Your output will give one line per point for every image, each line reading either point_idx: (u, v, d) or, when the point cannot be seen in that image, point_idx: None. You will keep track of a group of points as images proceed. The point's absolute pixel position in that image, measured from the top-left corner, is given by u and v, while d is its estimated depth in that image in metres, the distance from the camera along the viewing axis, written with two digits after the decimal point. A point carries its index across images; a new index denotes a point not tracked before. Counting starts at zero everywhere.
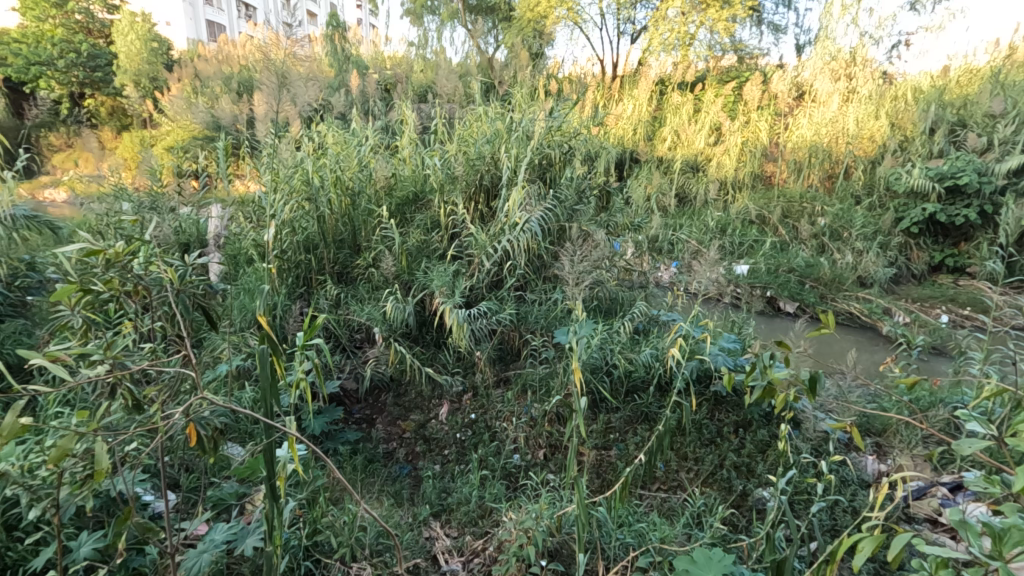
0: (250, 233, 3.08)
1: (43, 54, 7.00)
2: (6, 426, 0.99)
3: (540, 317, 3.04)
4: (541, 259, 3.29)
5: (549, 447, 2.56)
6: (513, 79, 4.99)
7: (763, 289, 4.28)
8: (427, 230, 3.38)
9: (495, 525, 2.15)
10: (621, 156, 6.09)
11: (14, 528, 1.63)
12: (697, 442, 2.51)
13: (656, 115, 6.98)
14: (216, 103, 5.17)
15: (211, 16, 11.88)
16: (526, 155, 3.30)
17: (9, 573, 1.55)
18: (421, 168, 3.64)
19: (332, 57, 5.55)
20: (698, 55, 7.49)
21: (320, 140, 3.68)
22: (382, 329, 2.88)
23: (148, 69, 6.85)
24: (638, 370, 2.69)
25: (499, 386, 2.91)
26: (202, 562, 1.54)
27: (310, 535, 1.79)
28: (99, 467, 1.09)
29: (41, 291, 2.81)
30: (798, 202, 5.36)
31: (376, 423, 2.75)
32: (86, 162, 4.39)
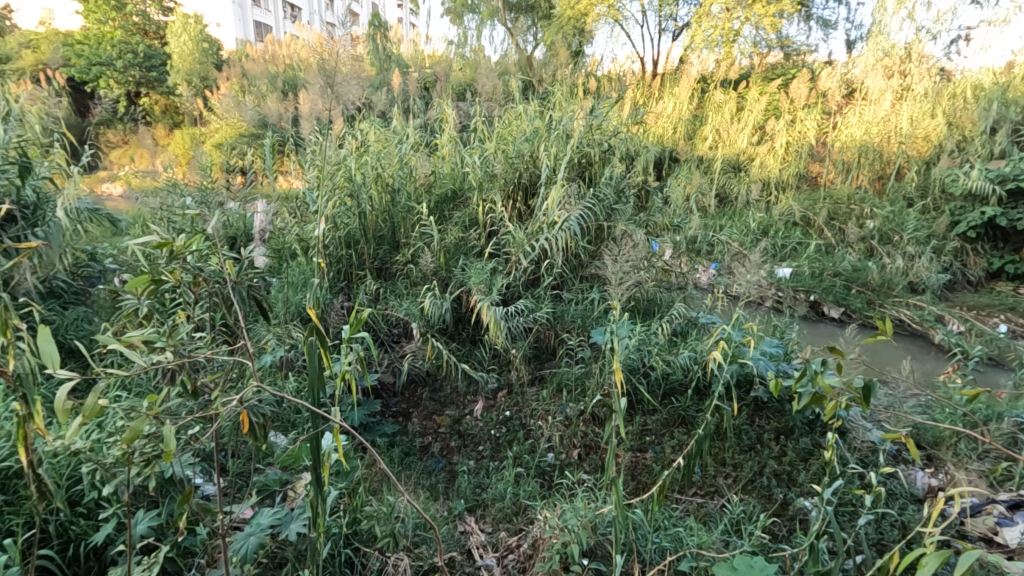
0: (295, 228, 3.18)
1: (104, 55, 7.33)
2: (89, 407, 1.04)
3: (576, 316, 3.03)
4: (578, 259, 3.29)
5: (584, 447, 2.55)
6: (552, 78, 4.98)
7: (806, 293, 4.16)
8: (465, 228, 3.41)
9: (530, 523, 2.16)
10: (661, 155, 6.00)
11: (78, 503, 1.73)
12: (736, 448, 2.46)
13: (696, 114, 6.84)
14: (264, 101, 5.33)
15: (259, 17, 12.31)
16: (566, 153, 3.29)
17: (72, 546, 1.65)
18: (459, 166, 3.68)
19: (375, 56, 5.64)
20: (742, 52, 7.30)
21: (362, 137, 3.75)
22: (419, 325, 2.91)
23: (200, 69, 7.11)
24: (676, 373, 2.66)
25: (534, 384, 2.92)
26: (248, 546, 1.60)
27: (350, 524, 1.83)
28: (167, 449, 1.14)
29: (102, 281, 2.96)
30: (846, 203, 5.18)
31: (412, 417, 2.80)
32: (142, 158, 4.60)
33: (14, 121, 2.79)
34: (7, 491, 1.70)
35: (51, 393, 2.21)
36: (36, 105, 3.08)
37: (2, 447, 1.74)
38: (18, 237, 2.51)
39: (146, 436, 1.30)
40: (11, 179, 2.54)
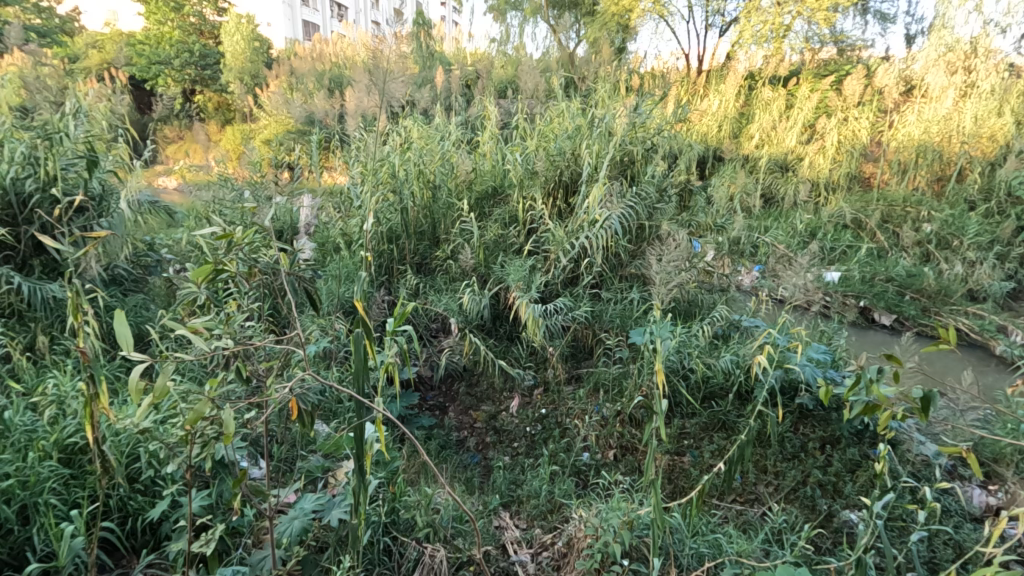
0: (339, 223, 3.26)
1: (162, 54, 7.66)
2: (159, 388, 1.11)
3: (615, 316, 3.01)
4: (618, 258, 3.26)
5: (620, 447, 2.53)
6: (595, 75, 4.94)
7: (855, 299, 4.01)
8: (505, 225, 3.42)
9: (564, 521, 2.16)
10: (704, 154, 5.86)
11: (136, 480, 1.84)
12: (778, 456, 2.39)
13: (742, 112, 6.67)
14: (311, 99, 5.46)
15: (307, 16, 12.69)
16: (608, 151, 3.26)
17: (130, 520, 1.75)
18: (500, 163, 3.68)
19: (419, 54, 5.71)
20: (793, 47, 7.06)
21: (405, 134, 3.81)
22: (458, 320, 2.94)
23: (251, 67, 7.34)
24: (717, 376, 2.60)
25: (571, 383, 2.91)
26: (292, 530, 1.67)
27: (389, 513, 1.87)
28: (227, 431, 1.20)
29: (158, 270, 3.10)
30: (901, 206, 4.97)
31: (449, 411, 2.83)
32: (196, 154, 4.78)
33: (82, 117, 2.97)
34: (72, 466, 1.81)
35: (112, 374, 2.33)
36: (103, 102, 3.25)
37: (70, 424, 1.85)
38: (84, 227, 2.66)
39: (206, 419, 1.36)
40: (79, 171, 2.72)
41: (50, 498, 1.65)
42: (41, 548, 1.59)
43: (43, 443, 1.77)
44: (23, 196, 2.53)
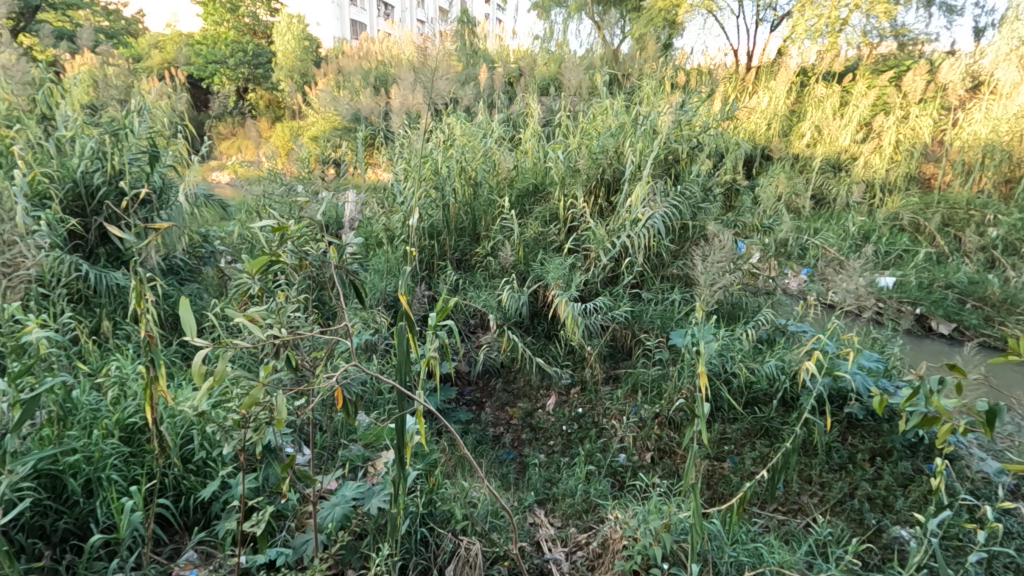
0: (382, 218, 3.32)
1: (218, 54, 7.96)
2: (219, 373, 1.16)
3: (655, 316, 2.97)
4: (660, 258, 3.21)
5: (657, 450, 2.50)
6: (640, 73, 4.87)
7: (911, 305, 3.81)
8: (545, 222, 3.42)
9: (600, 522, 2.15)
10: (752, 153, 5.69)
11: (189, 460, 1.93)
12: (824, 465, 2.32)
13: (794, 110, 6.44)
14: (358, 97, 5.58)
15: (354, 15, 13.03)
16: (652, 149, 3.19)
17: (183, 498, 1.84)
18: (542, 160, 3.67)
19: (463, 52, 5.82)
20: (850, 41, 6.72)
21: (448, 131, 3.83)
22: (496, 317, 2.95)
23: (301, 66, 7.54)
24: (760, 382, 2.53)
25: (608, 383, 2.88)
26: (333, 516, 1.72)
27: (426, 505, 1.90)
28: (279, 417, 1.25)
29: (212, 260, 3.24)
30: (964, 209, 4.71)
31: (485, 406, 2.86)
32: (248, 150, 4.97)
33: (146, 115, 3.13)
34: (132, 444, 1.92)
35: (169, 359, 2.45)
36: (164, 100, 3.41)
37: (130, 405, 1.96)
38: (145, 218, 2.80)
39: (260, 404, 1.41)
40: (142, 166, 2.87)
41: (113, 474, 1.75)
42: (104, 521, 1.70)
43: (106, 422, 1.88)
44: (92, 188, 2.69)
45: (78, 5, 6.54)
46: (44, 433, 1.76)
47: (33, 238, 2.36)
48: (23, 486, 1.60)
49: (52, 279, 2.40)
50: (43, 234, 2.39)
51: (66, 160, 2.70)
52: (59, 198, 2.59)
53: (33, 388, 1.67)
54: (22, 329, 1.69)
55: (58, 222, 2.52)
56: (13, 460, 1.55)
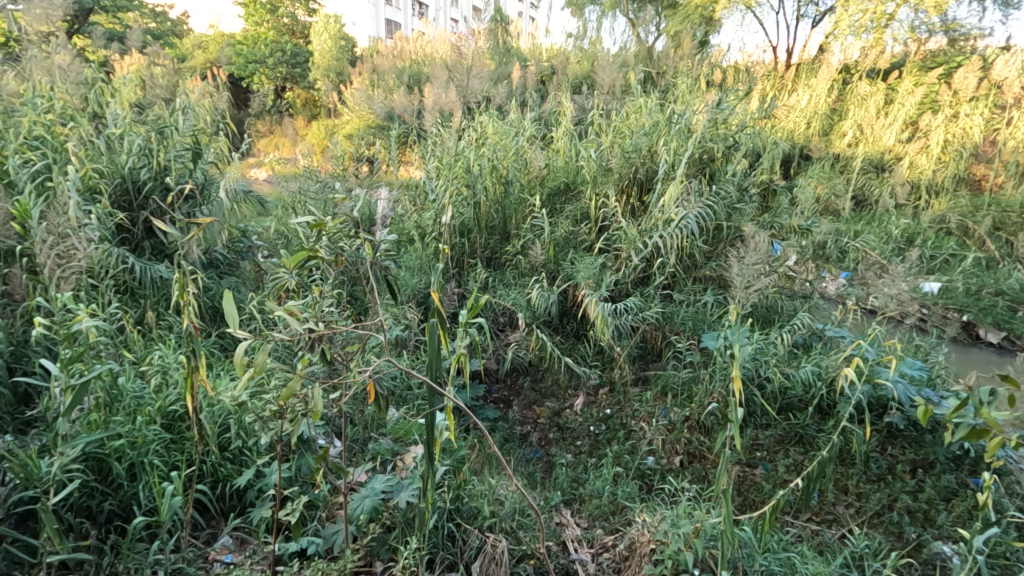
0: (414, 215, 3.35)
1: (258, 53, 8.16)
2: (260, 364, 1.19)
3: (687, 318, 2.92)
4: (693, 259, 3.16)
5: (687, 454, 2.47)
6: (675, 71, 4.80)
7: (958, 312, 3.67)
8: (576, 222, 3.40)
9: (627, 525, 2.13)
10: (791, 153, 5.53)
11: (226, 448, 2.00)
12: (862, 476, 2.25)
13: (834, 109, 6.24)
14: (392, 96, 5.65)
15: (389, 16, 13.25)
16: (687, 149, 3.13)
17: (219, 485, 1.90)
18: (574, 159, 3.64)
19: (495, 51, 5.89)
20: (896, 38, 6.36)
21: (480, 129, 3.84)
22: (525, 315, 2.95)
23: (337, 65, 7.67)
24: (795, 387, 2.47)
25: (637, 384, 2.86)
26: (362, 508, 1.76)
27: (453, 500, 1.92)
28: (314, 409, 1.29)
29: (249, 255, 3.32)
30: (1018, 212, 4.51)
31: (513, 405, 2.86)
32: (286, 147, 5.09)
33: (190, 113, 3.24)
34: (173, 431, 1.99)
35: (207, 350, 2.53)
36: (207, 99, 3.51)
37: (172, 393, 2.03)
38: (188, 213, 2.92)
39: (298, 397, 1.44)
40: (186, 162, 2.99)
41: (155, 459, 1.81)
42: (146, 503, 1.77)
43: (149, 409, 1.96)
44: (139, 183, 2.81)
45: (127, 7, 6.79)
46: (91, 417, 1.84)
47: (83, 232, 2.36)
48: (72, 467, 1.67)
49: (100, 271, 2.47)
50: (92, 227, 2.44)
51: (114, 156, 2.81)
52: (108, 192, 2.69)
53: (83, 374, 1.74)
54: (73, 318, 1.77)
55: (107, 216, 2.63)
56: (64, 442, 1.63)
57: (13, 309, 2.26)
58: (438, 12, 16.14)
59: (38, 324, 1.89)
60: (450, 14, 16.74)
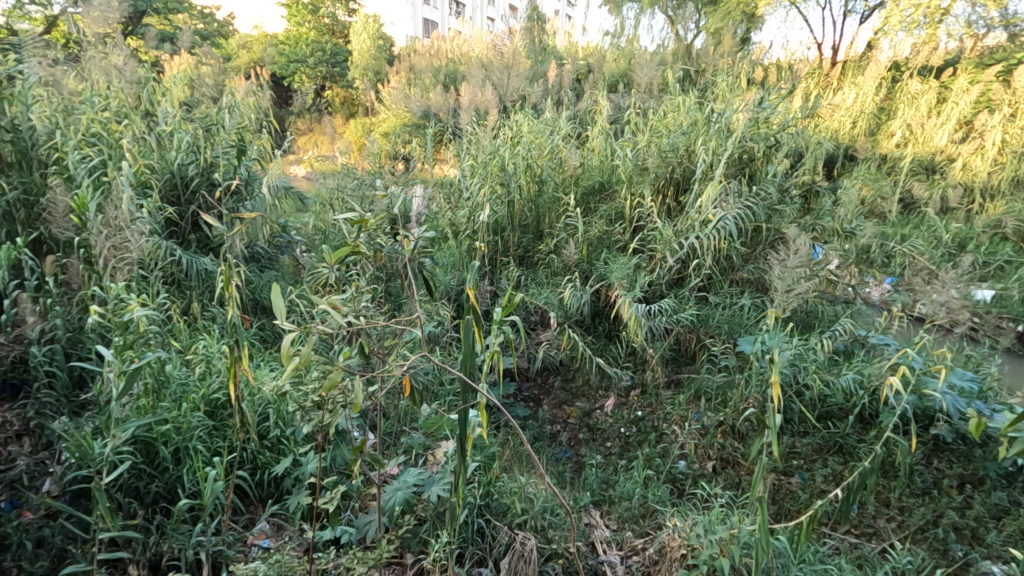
0: (448, 213, 3.38)
1: (300, 53, 8.38)
2: (304, 355, 1.23)
3: (722, 321, 2.87)
4: (730, 261, 3.10)
5: (720, 459, 2.44)
6: (714, 69, 4.71)
7: (1013, 322, 3.50)
8: (610, 221, 3.37)
9: (657, 528, 2.11)
10: (834, 153, 5.36)
11: (265, 437, 2.06)
12: (905, 489, 2.17)
13: (882, 107, 6.00)
14: (428, 94, 5.71)
15: (426, 15, 13.45)
16: (727, 148, 3.06)
17: (258, 471, 1.97)
18: (609, 158, 3.59)
19: (530, 50, 5.91)
20: (950, 33, 6.11)
21: (515, 127, 3.84)
22: (557, 315, 2.95)
23: (375, 64, 7.78)
24: (836, 396, 2.40)
25: (669, 387, 2.82)
26: (395, 500, 1.79)
27: (484, 496, 1.93)
28: (356, 400, 1.31)
29: (289, 250, 3.43)
30: None
31: (543, 403, 2.86)
32: (324, 144, 5.21)
33: (235, 111, 3.35)
34: (215, 418, 2.06)
35: (249, 341, 2.61)
36: (252, 97, 3.62)
37: (215, 381, 2.10)
38: (233, 208, 3.03)
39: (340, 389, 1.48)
40: (231, 159, 3.11)
41: (199, 445, 1.88)
42: (189, 487, 1.84)
43: (194, 396, 2.03)
44: (186, 179, 2.93)
45: (178, 9, 7.05)
46: (141, 402, 1.92)
47: (136, 225, 2.45)
48: (123, 450, 1.76)
49: (151, 263, 2.56)
50: (144, 220, 2.53)
51: (164, 152, 2.93)
52: (159, 188, 2.80)
53: (134, 361, 1.82)
54: (126, 308, 1.86)
55: (157, 210, 2.73)
56: (116, 426, 1.71)
57: (71, 297, 2.36)
58: (474, 11, 16.24)
59: (94, 312, 1.98)
60: (486, 12, 16.82)
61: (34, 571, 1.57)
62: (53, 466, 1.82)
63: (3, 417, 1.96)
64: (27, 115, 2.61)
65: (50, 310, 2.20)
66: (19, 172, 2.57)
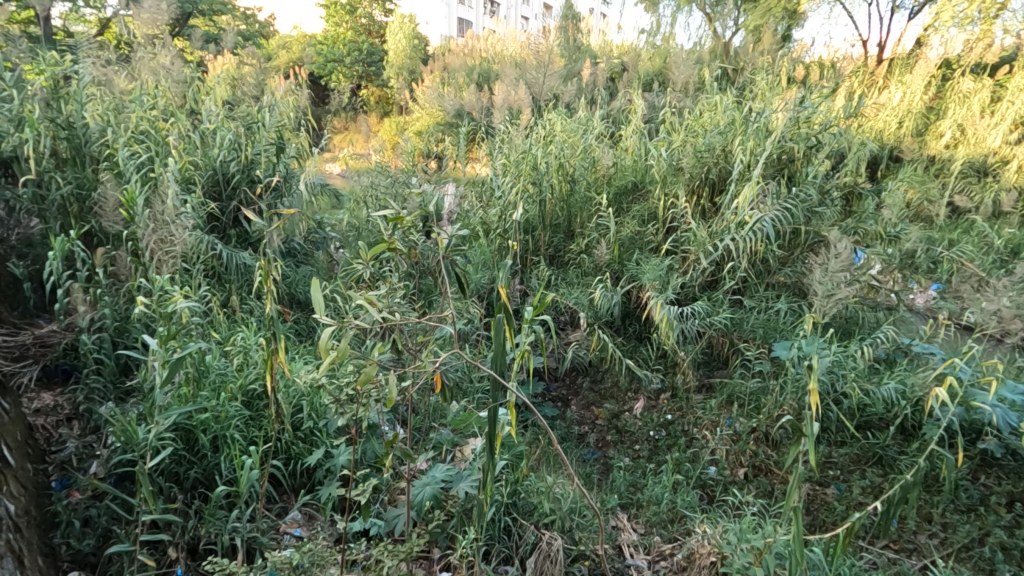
0: (479, 211, 3.39)
1: (337, 53, 8.56)
2: (342, 349, 1.25)
3: (757, 326, 2.81)
4: (766, 264, 3.03)
5: (752, 467, 2.39)
6: (753, 68, 4.61)
7: None
8: (643, 222, 3.33)
9: (686, 534, 2.08)
10: (878, 154, 5.18)
11: (299, 428, 2.11)
12: (949, 505, 2.08)
13: (931, 107, 5.76)
14: (462, 93, 5.75)
15: (460, 15, 13.60)
16: (765, 149, 2.99)
17: (291, 461, 2.02)
18: (643, 158, 3.55)
19: (564, 49, 5.91)
20: (1008, 29, 5.84)
21: (548, 126, 3.82)
22: (588, 315, 2.93)
23: (410, 63, 7.86)
24: (876, 406, 2.32)
25: (701, 391, 2.78)
26: (424, 495, 1.81)
27: (511, 495, 1.94)
28: (390, 395, 1.33)
29: (323, 246, 3.50)
30: None
31: (571, 404, 2.84)
32: (359, 143, 5.30)
33: (275, 110, 3.43)
34: (252, 408, 2.12)
35: (285, 334, 2.68)
36: (290, 96, 3.70)
37: (251, 372, 2.16)
38: (272, 204, 3.12)
39: (375, 383, 1.50)
40: (270, 157, 3.19)
41: (236, 434, 1.94)
42: (226, 475, 1.89)
43: (232, 387, 2.09)
44: (228, 176, 3.03)
45: (222, 11, 7.27)
46: (181, 390, 1.98)
47: (180, 220, 2.53)
48: (165, 436, 1.81)
49: (194, 257, 2.64)
50: (188, 215, 2.62)
51: (208, 149, 3.03)
52: (202, 184, 2.89)
53: (177, 351, 1.88)
54: (170, 299, 1.92)
55: (200, 205, 2.82)
56: (158, 413, 1.76)
57: (118, 288, 2.45)
58: (508, 10, 16.27)
59: (140, 303, 2.05)
60: (520, 11, 16.82)
61: (81, 549, 1.65)
62: (99, 449, 1.92)
63: (56, 401, 2.13)
64: (82, 114, 2.73)
65: (98, 300, 2.29)
66: (73, 168, 2.71)
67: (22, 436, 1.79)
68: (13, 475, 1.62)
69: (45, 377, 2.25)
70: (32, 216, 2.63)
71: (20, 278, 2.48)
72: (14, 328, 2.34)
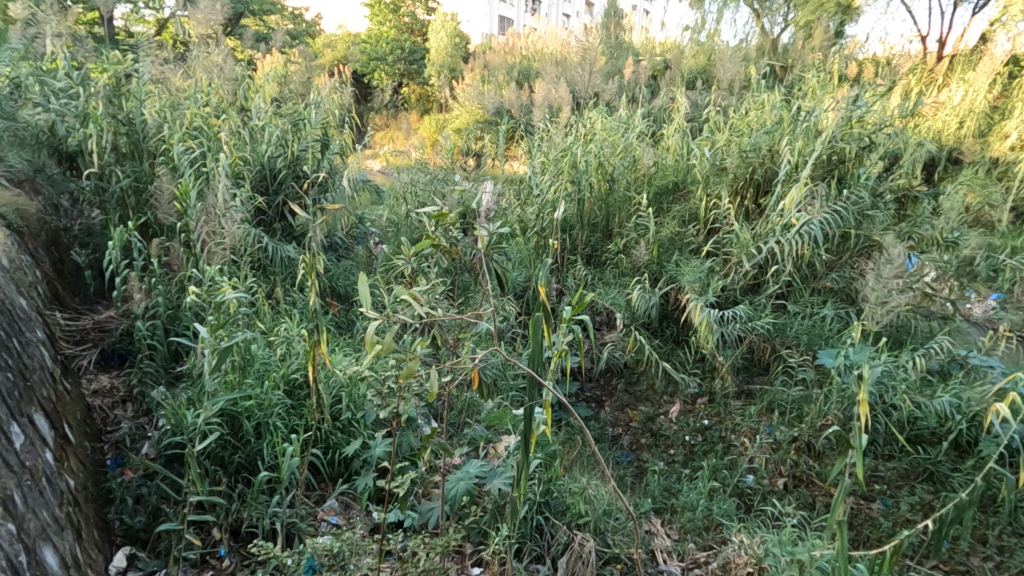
0: (517, 209, 3.39)
1: (380, 51, 8.71)
2: (386, 344, 1.26)
3: (801, 332, 2.72)
4: (812, 268, 2.93)
5: (792, 477, 2.32)
6: (802, 66, 4.46)
7: None
8: (683, 222, 3.27)
9: (722, 543, 2.04)
10: (935, 155, 4.94)
11: (337, 419, 2.16)
12: (1005, 527, 1.98)
13: (995, 107, 5.42)
14: (502, 91, 5.77)
15: (502, 13, 13.65)
16: (815, 149, 2.88)
17: (328, 451, 2.07)
18: (685, 157, 3.48)
19: (606, 47, 5.86)
20: None
21: (588, 124, 3.79)
22: (624, 316, 2.90)
23: (451, 62, 7.93)
24: (928, 419, 2.21)
25: (740, 397, 2.72)
26: (458, 490, 1.81)
27: (543, 494, 1.93)
28: (431, 389, 1.33)
29: (364, 241, 3.57)
30: None
31: (605, 405, 2.81)
32: (400, 140, 5.38)
33: (320, 108, 3.52)
34: (293, 398, 2.18)
35: (325, 326, 2.74)
36: (335, 94, 3.79)
37: (293, 363, 2.22)
38: (316, 199, 3.21)
39: (415, 377, 1.51)
40: (315, 153, 3.28)
41: (278, 421, 2.00)
42: (268, 461, 1.95)
43: (274, 376, 2.15)
44: (275, 171, 3.13)
45: (271, 11, 7.50)
46: (228, 377, 2.05)
47: (230, 213, 2.62)
48: (212, 421, 1.88)
49: (242, 249, 2.73)
50: (238, 209, 2.71)
51: (256, 145, 3.13)
52: (250, 179, 2.99)
53: (225, 340, 1.94)
54: (219, 289, 1.99)
55: (249, 199, 2.92)
56: (207, 399, 1.81)
57: (170, 277, 2.56)
58: (550, 7, 16.18)
59: (191, 293, 2.13)
60: (562, 9, 16.77)
61: (133, 525, 1.74)
62: (150, 431, 2.00)
63: (113, 383, 2.25)
64: (141, 110, 2.85)
65: (153, 288, 2.39)
66: (131, 162, 2.83)
67: (81, 416, 1.89)
68: (73, 452, 1.71)
69: (103, 360, 2.37)
70: (93, 208, 2.77)
71: (82, 266, 2.63)
72: (76, 313, 2.47)
